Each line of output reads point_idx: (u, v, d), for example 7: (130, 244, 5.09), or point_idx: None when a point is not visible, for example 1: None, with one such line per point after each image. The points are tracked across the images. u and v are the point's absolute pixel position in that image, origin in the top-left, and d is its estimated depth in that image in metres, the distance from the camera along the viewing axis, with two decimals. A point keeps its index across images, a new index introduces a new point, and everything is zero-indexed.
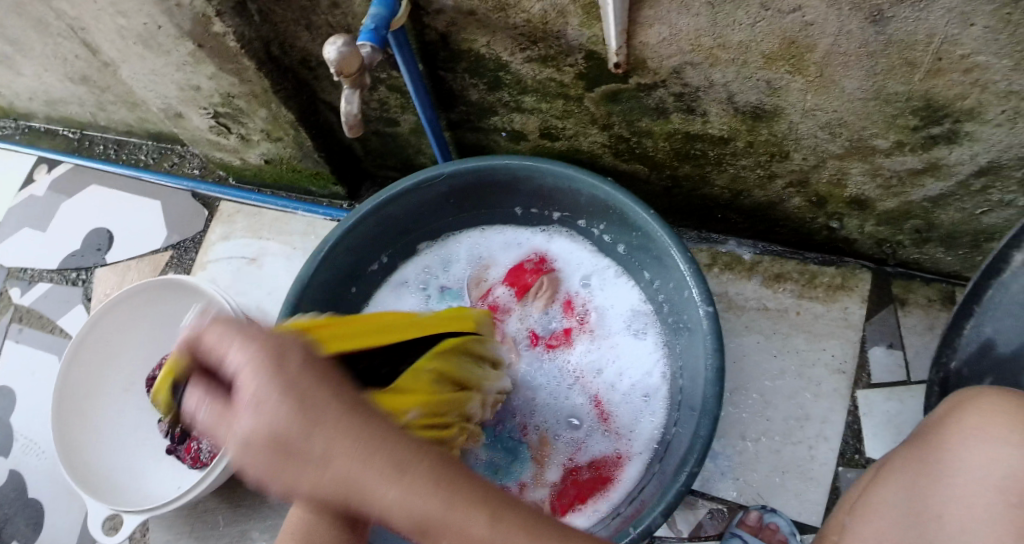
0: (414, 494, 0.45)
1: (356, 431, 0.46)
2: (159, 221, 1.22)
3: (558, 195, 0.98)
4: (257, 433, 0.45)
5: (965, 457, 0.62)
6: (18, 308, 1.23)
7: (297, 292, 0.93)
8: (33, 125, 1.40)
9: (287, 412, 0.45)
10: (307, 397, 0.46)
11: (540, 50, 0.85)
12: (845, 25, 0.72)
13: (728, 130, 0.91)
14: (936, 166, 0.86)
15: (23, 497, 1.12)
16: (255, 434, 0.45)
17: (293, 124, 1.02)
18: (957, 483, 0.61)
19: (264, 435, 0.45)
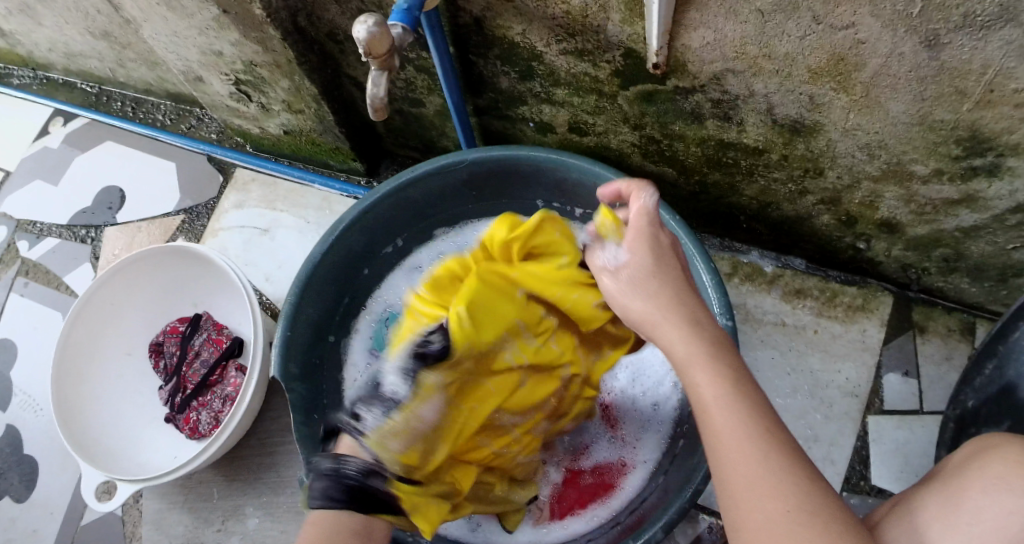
0: (714, 378, 0.59)
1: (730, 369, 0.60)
2: (173, 183, 1.20)
3: (582, 191, 0.96)
4: (633, 271, 0.66)
5: (986, 507, 0.59)
6: (25, 262, 1.22)
7: (308, 271, 0.91)
8: (52, 76, 1.37)
9: (645, 266, 0.66)
10: (671, 256, 0.67)
11: (577, 43, 0.82)
12: (899, 46, 0.69)
13: (764, 141, 0.88)
14: (972, 198, 0.84)
15: (18, 453, 1.11)
16: (637, 267, 0.66)
17: (315, 98, 0.99)
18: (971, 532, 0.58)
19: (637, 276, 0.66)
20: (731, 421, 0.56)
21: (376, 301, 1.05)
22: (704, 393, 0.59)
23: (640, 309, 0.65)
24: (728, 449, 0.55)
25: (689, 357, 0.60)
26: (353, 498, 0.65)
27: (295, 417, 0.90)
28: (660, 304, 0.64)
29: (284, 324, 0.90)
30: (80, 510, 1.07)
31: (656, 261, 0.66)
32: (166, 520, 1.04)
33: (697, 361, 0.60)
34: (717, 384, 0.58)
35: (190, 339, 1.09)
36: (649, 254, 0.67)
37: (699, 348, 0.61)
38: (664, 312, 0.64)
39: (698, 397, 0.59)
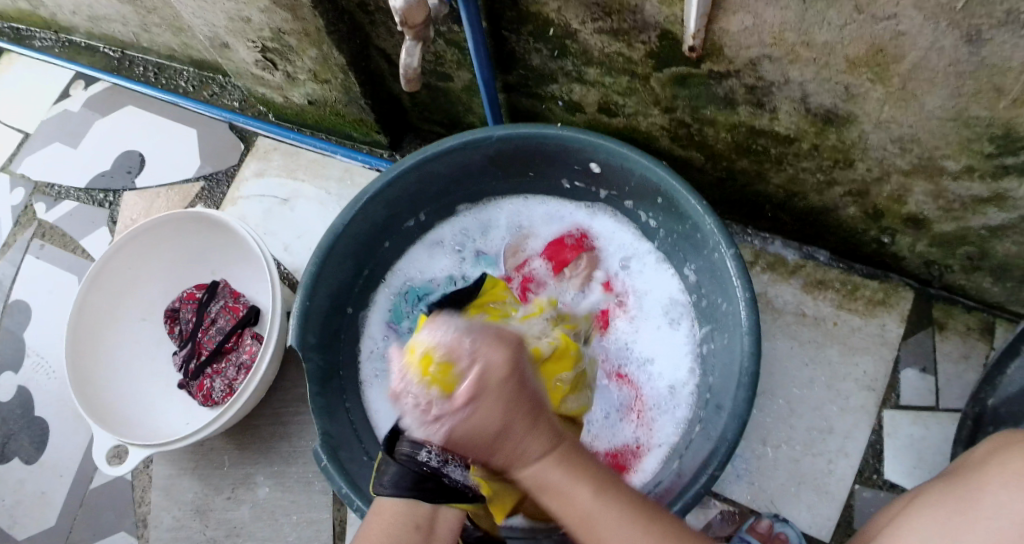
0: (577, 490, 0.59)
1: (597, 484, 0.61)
2: (194, 149, 1.19)
3: (609, 173, 0.95)
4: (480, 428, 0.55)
5: (1006, 500, 0.60)
6: (42, 224, 1.21)
7: (330, 242, 0.91)
8: (73, 40, 1.36)
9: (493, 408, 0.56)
10: (519, 368, 0.58)
11: (613, 22, 0.81)
12: (940, 40, 0.69)
13: (796, 129, 0.87)
14: (1002, 197, 0.83)
15: (30, 415, 1.12)
16: (478, 415, 0.55)
17: (343, 68, 0.98)
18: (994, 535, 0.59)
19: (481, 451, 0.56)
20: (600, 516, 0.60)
21: (396, 275, 1.05)
22: (557, 495, 0.59)
23: (524, 457, 0.58)
24: (612, 537, 0.60)
25: (540, 484, 0.59)
26: (423, 488, 0.72)
27: (312, 387, 0.90)
28: (510, 442, 0.56)
29: (303, 294, 0.89)
30: (90, 474, 1.07)
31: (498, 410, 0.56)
32: (176, 486, 1.05)
33: (552, 486, 0.59)
34: (582, 496, 0.59)
35: (207, 306, 1.08)
36: (503, 390, 0.56)
37: (556, 472, 0.59)
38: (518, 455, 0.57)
39: (568, 513, 0.60)
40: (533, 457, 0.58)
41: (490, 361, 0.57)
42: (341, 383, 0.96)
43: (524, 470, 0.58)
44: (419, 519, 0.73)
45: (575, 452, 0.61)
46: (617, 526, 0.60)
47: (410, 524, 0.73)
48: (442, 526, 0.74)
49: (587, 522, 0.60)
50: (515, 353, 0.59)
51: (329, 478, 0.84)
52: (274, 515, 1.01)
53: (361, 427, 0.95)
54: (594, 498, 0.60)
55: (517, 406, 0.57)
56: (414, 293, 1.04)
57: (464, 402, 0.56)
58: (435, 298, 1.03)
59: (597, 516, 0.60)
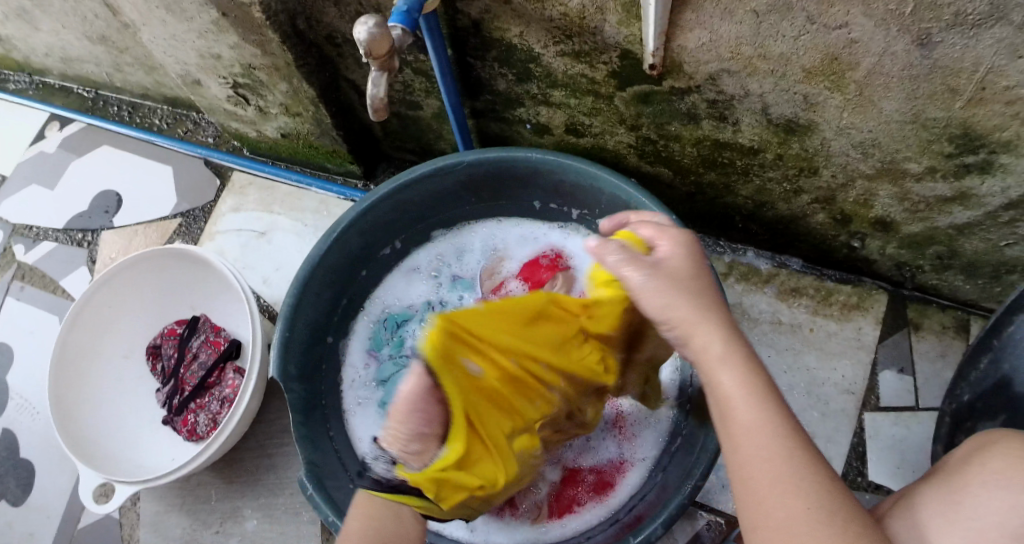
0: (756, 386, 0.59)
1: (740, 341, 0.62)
2: (170, 187, 1.20)
3: (579, 193, 0.96)
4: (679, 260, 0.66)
5: (988, 503, 0.60)
6: (21, 266, 1.22)
7: (307, 273, 0.91)
8: (47, 81, 1.37)
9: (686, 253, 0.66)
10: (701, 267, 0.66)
11: (575, 44, 0.83)
12: (891, 45, 0.70)
13: (759, 140, 0.89)
14: (965, 196, 0.85)
15: (15, 457, 1.11)
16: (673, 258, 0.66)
17: (313, 100, 0.99)
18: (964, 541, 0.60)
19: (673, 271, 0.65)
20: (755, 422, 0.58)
21: (374, 304, 1.05)
22: (715, 379, 0.61)
23: (700, 336, 0.62)
24: (743, 433, 0.58)
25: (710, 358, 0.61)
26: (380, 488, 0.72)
27: (295, 417, 0.90)
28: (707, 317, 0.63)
29: (281, 325, 0.90)
30: (77, 514, 1.07)
31: (689, 268, 0.65)
32: (163, 523, 1.04)
33: (721, 386, 0.60)
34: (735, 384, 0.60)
35: (188, 341, 1.08)
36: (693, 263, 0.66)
37: (722, 351, 0.61)
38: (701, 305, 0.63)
39: (715, 399, 0.60)
40: (708, 340, 0.61)
41: (666, 252, 0.66)
42: (323, 412, 0.96)
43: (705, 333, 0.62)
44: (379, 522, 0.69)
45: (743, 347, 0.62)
46: (756, 429, 0.58)
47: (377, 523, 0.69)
48: (407, 529, 0.69)
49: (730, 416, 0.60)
50: (676, 284, 0.63)
51: (316, 508, 0.84)
52: None
53: (345, 454, 0.95)
54: (742, 392, 0.59)
55: (700, 287, 0.64)
56: (393, 320, 1.03)
57: (653, 280, 0.63)
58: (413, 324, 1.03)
59: (747, 406, 0.59)
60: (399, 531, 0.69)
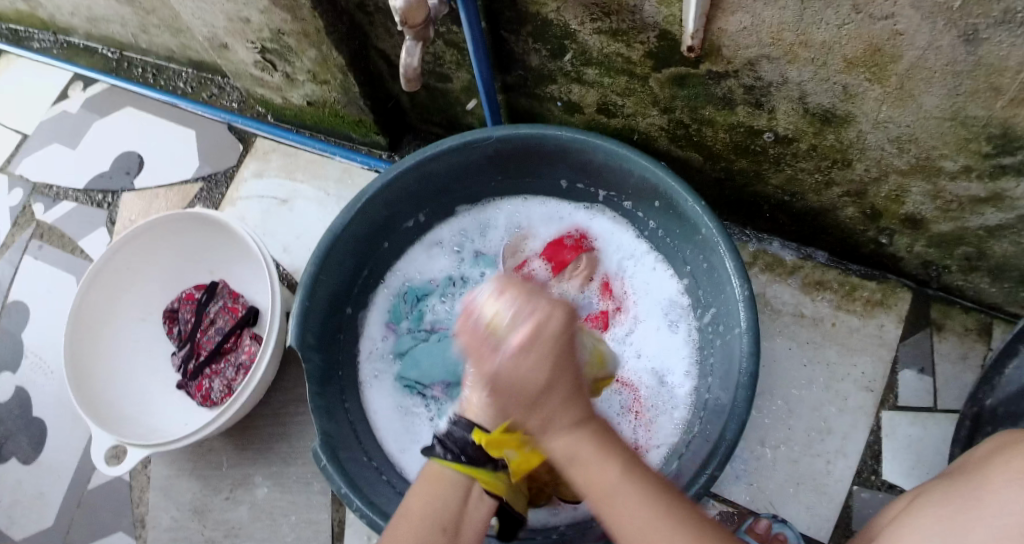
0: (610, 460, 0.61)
1: (581, 408, 0.60)
2: (193, 150, 1.19)
3: (607, 173, 0.95)
4: (526, 378, 0.56)
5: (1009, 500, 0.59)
6: (41, 225, 1.21)
7: (329, 241, 0.91)
8: (72, 40, 1.36)
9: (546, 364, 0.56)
10: (559, 332, 0.57)
11: (612, 22, 0.82)
12: (937, 40, 0.69)
13: (794, 129, 0.87)
14: (999, 197, 0.83)
15: (28, 415, 1.11)
16: (516, 373, 0.56)
17: (342, 68, 0.98)
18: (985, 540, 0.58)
19: (535, 358, 0.56)
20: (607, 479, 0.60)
21: (394, 276, 1.05)
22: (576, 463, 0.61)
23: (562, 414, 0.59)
24: (607, 496, 0.61)
25: (569, 453, 0.60)
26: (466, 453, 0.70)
27: (311, 387, 0.90)
28: (547, 407, 0.58)
29: (302, 294, 0.89)
30: (88, 474, 1.07)
31: (548, 379, 0.56)
32: (174, 487, 1.04)
33: (580, 457, 0.60)
34: (604, 470, 0.60)
35: (206, 306, 1.08)
36: (556, 345, 0.56)
37: (586, 445, 0.60)
38: (552, 420, 0.58)
39: (595, 485, 0.61)
40: (567, 424, 0.59)
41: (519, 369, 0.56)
42: (339, 383, 0.96)
43: (553, 438, 0.60)
44: (445, 522, 0.68)
45: (610, 438, 0.62)
46: (609, 490, 0.61)
47: (437, 527, 0.67)
48: (469, 524, 0.69)
49: (606, 497, 0.61)
50: (567, 340, 0.57)
51: (328, 478, 0.84)
52: (272, 516, 1.01)
53: (360, 427, 0.95)
54: (618, 478, 0.61)
55: (562, 371, 0.57)
56: (413, 294, 1.04)
57: (517, 343, 0.56)
58: (434, 298, 1.04)
59: (620, 493, 0.61)
60: (461, 528, 0.68)
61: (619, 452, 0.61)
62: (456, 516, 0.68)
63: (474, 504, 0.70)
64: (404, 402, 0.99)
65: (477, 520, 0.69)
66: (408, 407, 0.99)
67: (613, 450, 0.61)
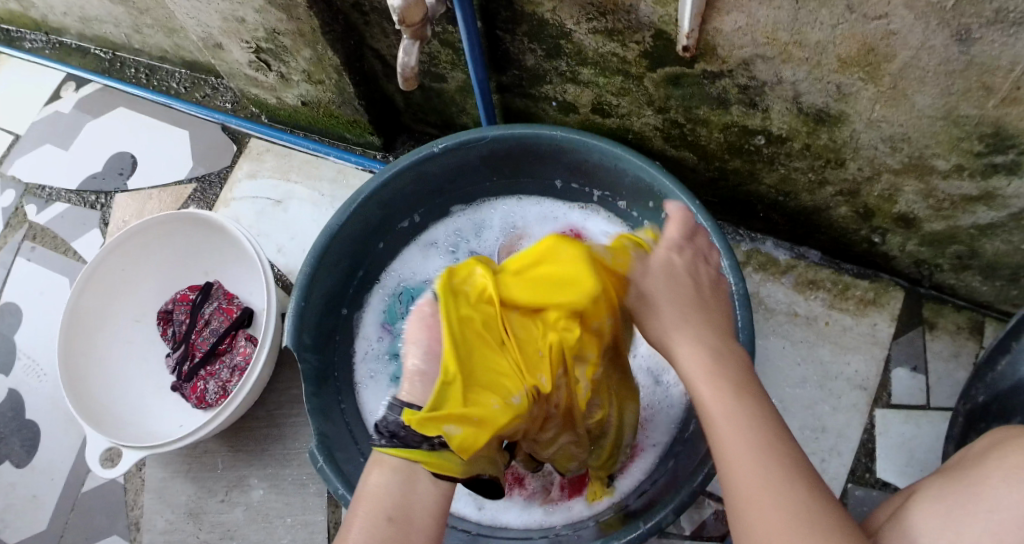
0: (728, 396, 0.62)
1: (705, 330, 0.69)
2: (187, 151, 1.19)
3: (602, 173, 0.95)
4: (662, 275, 0.73)
5: (1005, 496, 0.59)
6: (33, 226, 1.21)
7: (324, 241, 0.90)
8: (64, 40, 1.35)
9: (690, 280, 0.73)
10: (685, 271, 0.74)
11: (608, 22, 0.82)
12: (930, 39, 0.69)
13: (788, 129, 0.88)
14: (991, 195, 0.84)
15: (21, 418, 1.11)
16: (659, 270, 0.73)
17: (337, 68, 0.98)
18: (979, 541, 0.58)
19: (676, 272, 0.73)
20: (726, 415, 0.60)
21: (390, 276, 1.05)
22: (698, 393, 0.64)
23: (677, 321, 0.70)
24: (723, 435, 0.59)
25: (691, 358, 0.66)
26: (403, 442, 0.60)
27: (307, 387, 0.89)
28: (682, 317, 0.70)
29: (297, 295, 0.89)
30: (81, 477, 1.07)
31: (697, 295, 0.72)
32: (168, 489, 1.04)
33: (688, 377, 0.66)
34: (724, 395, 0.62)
35: (201, 307, 1.07)
36: (681, 268, 0.74)
37: (725, 395, 0.62)
38: (675, 322, 0.70)
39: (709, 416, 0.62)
40: (693, 335, 0.68)
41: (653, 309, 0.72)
42: (334, 384, 0.96)
43: (678, 344, 0.68)
44: (391, 510, 0.58)
45: (742, 378, 0.64)
46: (732, 419, 0.60)
47: (382, 518, 0.58)
48: (420, 515, 0.59)
49: (718, 429, 0.60)
50: (690, 268, 0.74)
51: (325, 478, 0.83)
52: (267, 518, 1.00)
53: (355, 427, 0.95)
54: (733, 395, 0.62)
55: (685, 294, 0.72)
56: (408, 294, 1.03)
57: (676, 255, 0.75)
58: None
59: (735, 421, 0.60)
60: (410, 523, 0.58)
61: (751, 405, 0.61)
62: (406, 500, 0.59)
63: (424, 489, 0.60)
64: None
65: (426, 506, 0.59)
66: None
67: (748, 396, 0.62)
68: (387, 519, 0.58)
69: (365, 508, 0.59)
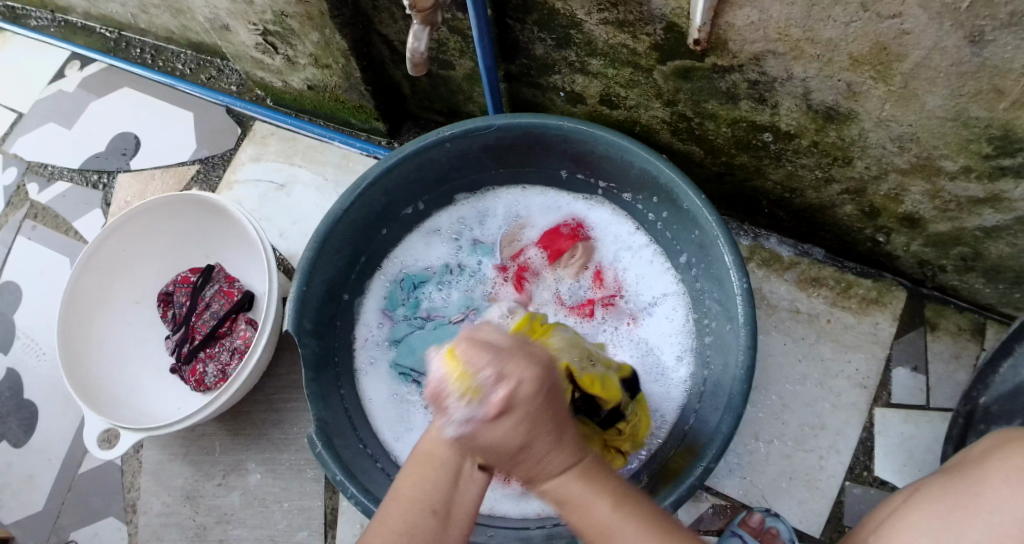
0: (601, 502, 0.59)
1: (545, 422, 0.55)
2: (191, 133, 1.18)
3: (608, 165, 0.95)
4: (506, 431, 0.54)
5: (1007, 496, 0.60)
6: (35, 205, 1.20)
7: (329, 226, 0.90)
8: (69, 19, 1.34)
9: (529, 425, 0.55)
10: (541, 418, 0.55)
11: (619, 13, 0.81)
12: (942, 40, 0.69)
13: (796, 126, 0.88)
14: (997, 198, 0.84)
15: (19, 397, 1.10)
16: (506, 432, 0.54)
17: (345, 53, 0.97)
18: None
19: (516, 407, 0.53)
20: (620, 540, 0.59)
21: (392, 263, 1.05)
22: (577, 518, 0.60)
23: (520, 470, 0.57)
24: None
25: (558, 496, 0.59)
26: None
27: (307, 373, 0.89)
28: (531, 457, 0.56)
29: (300, 279, 0.89)
30: (79, 458, 1.06)
31: (524, 433, 0.55)
32: (166, 471, 1.04)
33: (571, 500, 0.59)
34: (572, 485, 0.59)
35: (201, 290, 1.07)
36: (530, 401, 0.54)
37: (577, 489, 0.59)
38: (538, 468, 0.57)
39: (591, 525, 0.60)
40: (555, 468, 0.58)
41: (486, 333, 0.59)
42: (335, 369, 0.95)
43: (541, 485, 0.59)
44: (433, 505, 0.61)
45: (596, 469, 0.61)
46: (603, 528, 0.59)
47: (425, 510, 0.61)
48: (459, 511, 0.62)
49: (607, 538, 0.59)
50: (547, 390, 0.56)
51: (323, 464, 0.83)
52: (265, 502, 1.00)
53: (354, 414, 0.95)
54: (611, 512, 0.59)
55: (537, 419, 0.55)
56: (410, 281, 1.04)
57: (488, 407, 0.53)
58: (431, 286, 1.04)
59: (618, 526, 0.59)
60: (448, 522, 0.61)
61: (613, 486, 0.60)
62: (447, 495, 0.62)
63: (465, 489, 0.61)
64: (400, 389, 0.99)
65: (467, 503, 0.62)
66: (403, 395, 0.99)
67: (592, 476, 0.59)
68: (423, 510, 0.61)
69: (423, 465, 0.63)
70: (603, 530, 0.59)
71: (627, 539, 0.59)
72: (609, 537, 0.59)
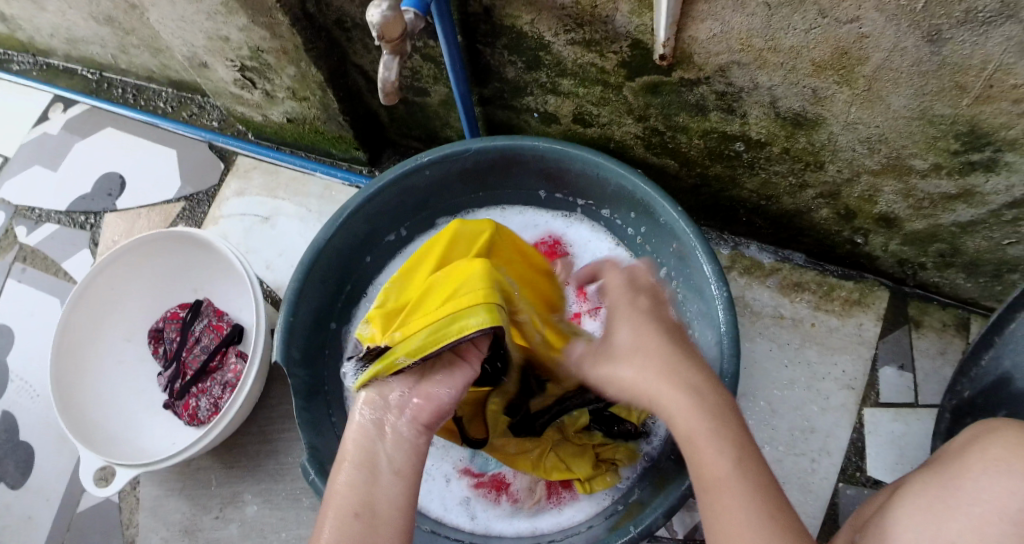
0: (699, 414, 0.65)
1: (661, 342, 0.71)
2: (174, 170, 1.20)
3: (584, 182, 0.96)
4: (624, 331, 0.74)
5: (986, 486, 0.60)
6: (23, 248, 1.21)
7: (312, 255, 0.91)
8: (51, 62, 1.36)
9: (646, 334, 0.72)
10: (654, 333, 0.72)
11: (585, 33, 0.83)
12: (901, 41, 0.71)
13: (767, 134, 0.89)
14: (969, 193, 0.85)
15: (14, 440, 1.11)
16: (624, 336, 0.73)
17: (321, 84, 0.99)
18: (959, 539, 0.59)
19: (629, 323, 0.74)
20: (705, 454, 0.63)
21: (376, 289, 1.05)
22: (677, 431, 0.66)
23: (635, 362, 0.71)
24: (696, 455, 0.64)
25: (664, 402, 0.68)
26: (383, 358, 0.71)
27: (297, 402, 0.90)
28: (640, 355, 0.71)
29: (286, 309, 0.90)
30: (76, 498, 1.07)
31: (636, 338, 0.72)
32: (163, 506, 1.04)
33: (671, 408, 0.67)
34: (683, 401, 0.66)
35: (191, 325, 1.09)
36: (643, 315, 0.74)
37: (682, 399, 0.67)
38: (644, 366, 0.70)
39: (682, 437, 0.65)
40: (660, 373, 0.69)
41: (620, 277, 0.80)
42: (325, 397, 0.96)
43: (653, 384, 0.69)
44: (356, 505, 0.63)
45: (710, 395, 0.67)
46: (695, 441, 0.64)
47: (349, 514, 0.62)
48: (382, 505, 0.63)
49: (696, 457, 0.64)
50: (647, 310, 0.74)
51: (316, 492, 0.83)
52: (261, 534, 1.00)
53: None
54: (705, 427, 0.64)
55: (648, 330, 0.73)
56: None
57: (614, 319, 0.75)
58: None
59: (707, 447, 0.63)
60: (377, 520, 0.62)
61: (718, 414, 0.65)
62: (371, 490, 0.64)
63: (384, 483, 0.64)
64: None
65: (389, 496, 0.64)
66: None
67: (707, 394, 0.67)
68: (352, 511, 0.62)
69: (344, 470, 0.65)
70: (692, 447, 0.64)
71: (719, 457, 0.63)
72: (695, 452, 0.64)
